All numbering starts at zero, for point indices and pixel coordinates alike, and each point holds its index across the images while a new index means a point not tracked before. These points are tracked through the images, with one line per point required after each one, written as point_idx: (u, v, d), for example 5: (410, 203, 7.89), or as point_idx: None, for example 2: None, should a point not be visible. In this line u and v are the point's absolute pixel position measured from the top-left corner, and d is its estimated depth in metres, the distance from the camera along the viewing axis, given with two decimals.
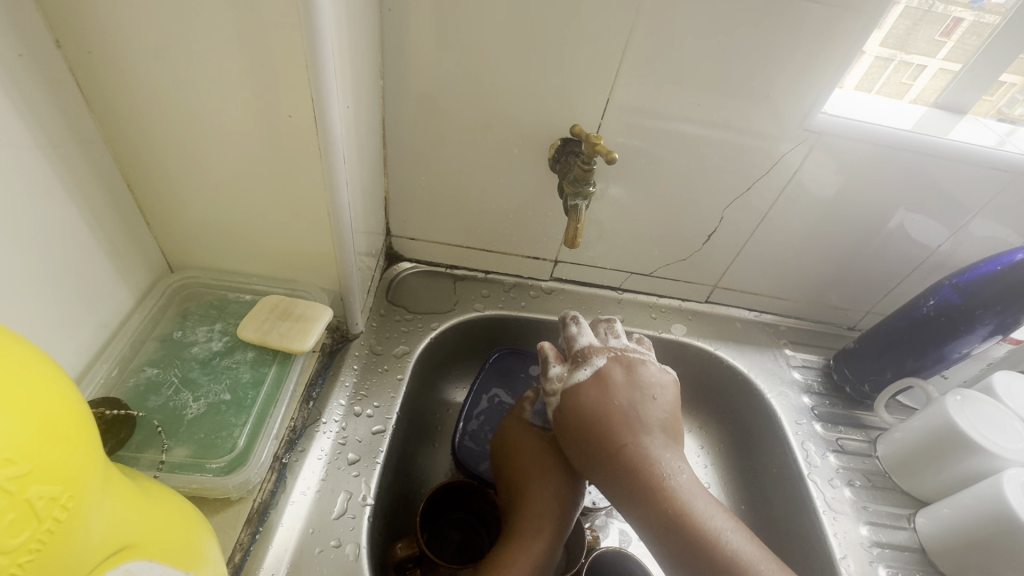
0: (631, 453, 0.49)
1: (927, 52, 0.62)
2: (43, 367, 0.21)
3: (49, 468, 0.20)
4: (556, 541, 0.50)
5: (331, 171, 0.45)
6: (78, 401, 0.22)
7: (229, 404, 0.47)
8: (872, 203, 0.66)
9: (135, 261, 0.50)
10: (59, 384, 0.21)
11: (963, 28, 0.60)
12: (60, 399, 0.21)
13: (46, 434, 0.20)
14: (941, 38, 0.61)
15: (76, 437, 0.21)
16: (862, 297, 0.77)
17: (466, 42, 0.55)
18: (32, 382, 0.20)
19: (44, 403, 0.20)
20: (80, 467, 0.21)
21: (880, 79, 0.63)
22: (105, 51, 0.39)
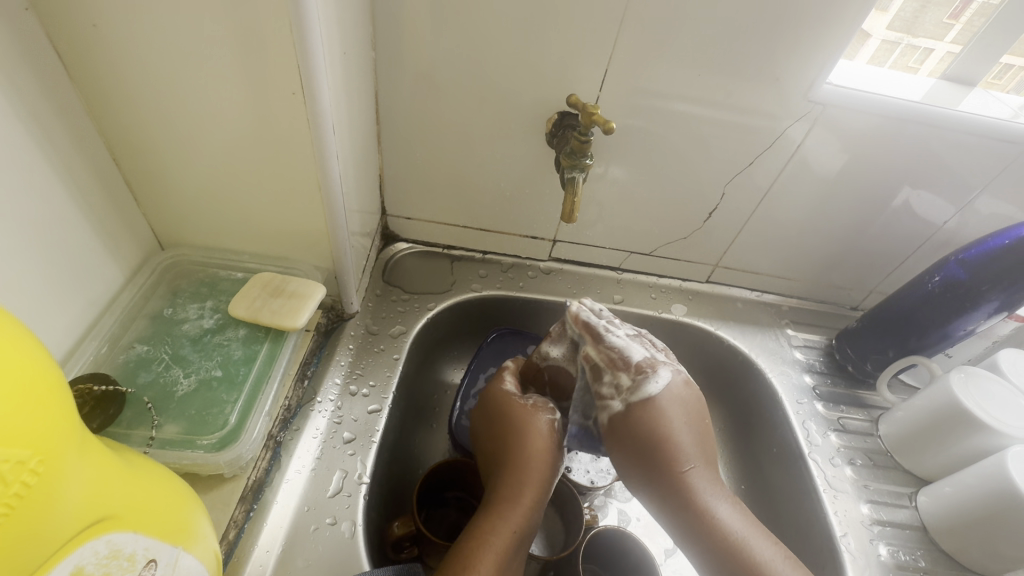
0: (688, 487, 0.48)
1: (935, 35, 0.62)
2: (12, 329, 0.20)
3: (16, 431, 0.19)
4: (536, 510, 0.50)
5: (320, 144, 0.44)
6: (50, 366, 0.22)
7: (221, 380, 0.46)
8: (878, 179, 0.64)
9: (123, 239, 0.49)
10: (28, 347, 0.21)
11: (971, 10, 0.60)
12: (28, 363, 0.20)
13: (15, 396, 0.19)
14: (948, 20, 0.61)
15: (47, 402, 0.20)
16: (865, 276, 0.76)
17: (459, 12, 0.53)
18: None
19: (11, 365, 0.19)
20: (52, 432, 0.21)
21: (888, 62, 0.62)
22: (82, 16, 0.37)
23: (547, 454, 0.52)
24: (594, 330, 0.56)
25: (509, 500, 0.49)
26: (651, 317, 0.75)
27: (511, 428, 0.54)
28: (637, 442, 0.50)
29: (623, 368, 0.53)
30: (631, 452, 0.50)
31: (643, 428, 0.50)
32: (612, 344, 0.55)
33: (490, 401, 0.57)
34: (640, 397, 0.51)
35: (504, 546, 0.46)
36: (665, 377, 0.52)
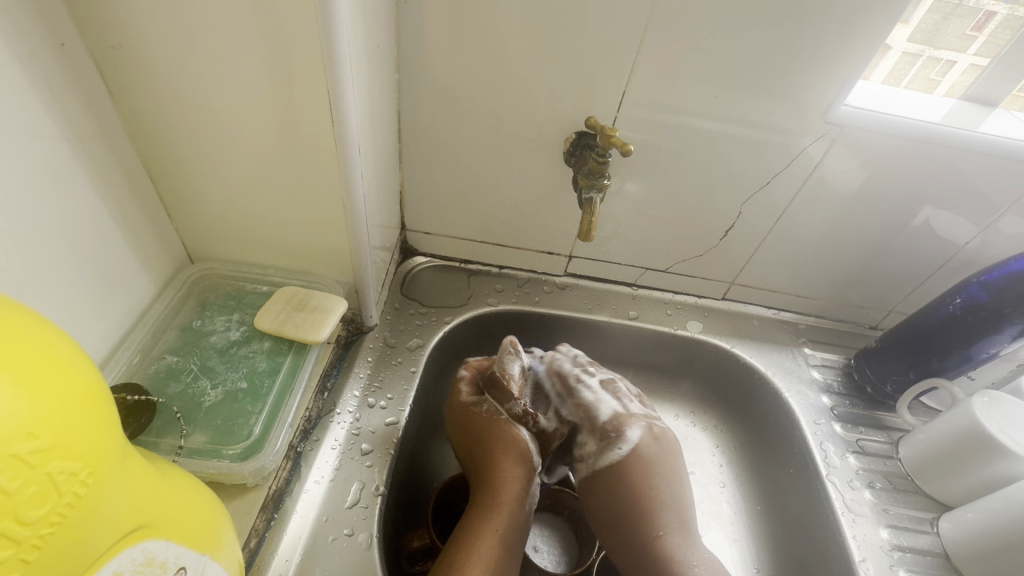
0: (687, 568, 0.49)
1: (957, 47, 0.61)
2: (68, 347, 0.22)
3: (67, 446, 0.20)
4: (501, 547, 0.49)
5: (346, 163, 0.45)
6: (97, 381, 0.23)
7: (246, 392, 0.47)
8: (897, 198, 0.64)
9: (156, 252, 0.51)
10: (80, 364, 0.22)
11: (994, 22, 0.58)
12: (81, 379, 0.21)
13: (67, 413, 0.20)
14: (971, 32, 0.59)
15: (94, 418, 0.22)
16: (885, 295, 0.75)
17: (481, 36, 0.54)
18: (52, 361, 0.20)
19: (68, 381, 0.21)
20: (99, 445, 0.22)
21: (907, 75, 0.61)
22: (127, 45, 0.39)
23: (521, 499, 0.52)
24: (566, 381, 0.60)
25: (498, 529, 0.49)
26: (666, 334, 0.75)
27: (502, 466, 0.53)
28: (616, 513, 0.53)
29: (592, 429, 0.57)
30: (621, 535, 0.52)
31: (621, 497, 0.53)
32: (584, 395, 0.59)
33: (491, 432, 0.55)
34: (609, 460, 0.55)
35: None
36: (635, 436, 0.55)
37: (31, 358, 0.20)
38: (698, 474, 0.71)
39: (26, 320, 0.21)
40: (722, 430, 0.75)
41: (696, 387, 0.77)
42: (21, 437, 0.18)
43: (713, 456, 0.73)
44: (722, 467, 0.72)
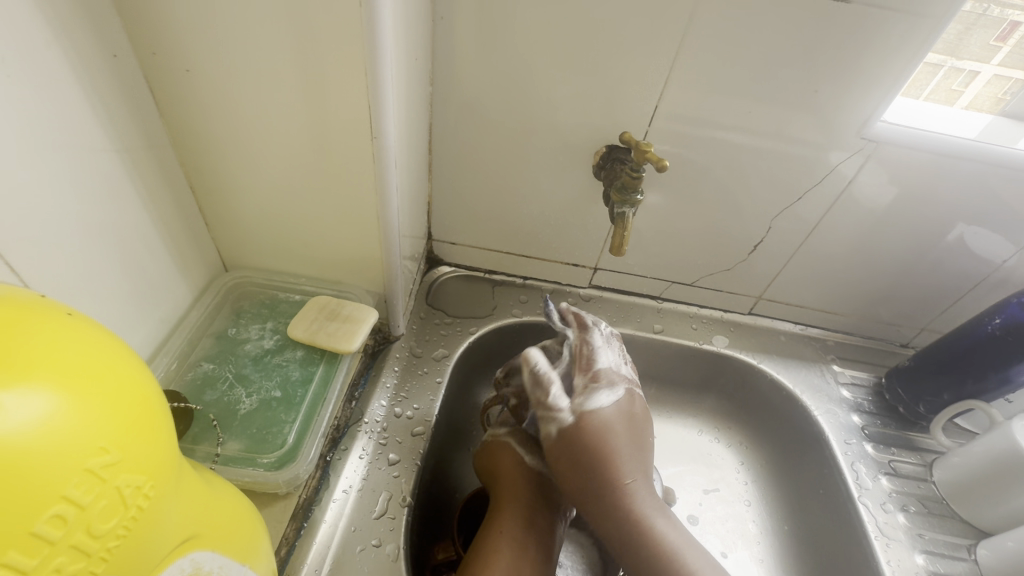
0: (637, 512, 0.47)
1: (980, 57, 0.57)
2: (134, 366, 0.23)
3: (134, 460, 0.22)
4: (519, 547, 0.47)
5: (382, 176, 0.46)
6: (161, 398, 0.25)
7: (279, 400, 0.48)
8: (932, 215, 0.63)
9: (193, 261, 0.52)
10: (144, 382, 0.23)
11: (1020, 32, 0.55)
12: (145, 398, 0.23)
13: (135, 428, 0.22)
14: (995, 42, 0.56)
15: (158, 433, 0.23)
16: (917, 312, 0.74)
17: (513, 51, 0.55)
18: (125, 379, 0.22)
19: (135, 399, 0.22)
20: (162, 458, 0.23)
21: (928, 85, 0.59)
22: (176, 61, 0.41)
23: (539, 501, 0.51)
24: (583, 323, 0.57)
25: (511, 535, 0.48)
26: (691, 348, 0.74)
27: (509, 472, 0.53)
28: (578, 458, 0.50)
29: (584, 367, 0.54)
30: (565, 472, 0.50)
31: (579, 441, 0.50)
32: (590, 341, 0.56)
33: (497, 443, 0.56)
34: (590, 406, 0.51)
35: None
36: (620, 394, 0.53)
37: (109, 376, 0.22)
38: (723, 492, 0.70)
39: (99, 341, 0.22)
40: (747, 448, 0.74)
41: (721, 402, 0.76)
42: (96, 451, 0.20)
43: (739, 473, 0.72)
44: (748, 485, 0.71)
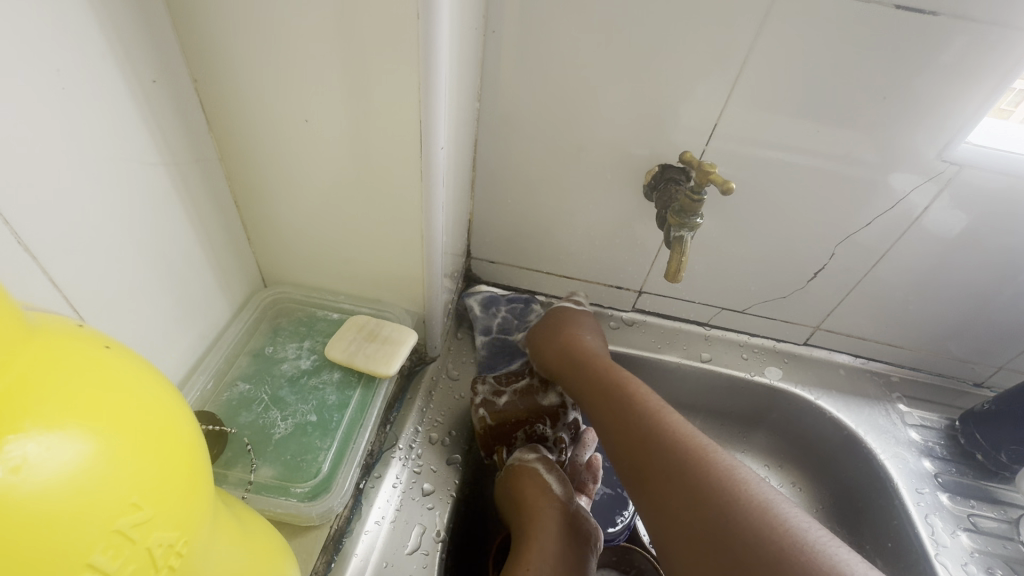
0: (687, 439, 0.45)
1: None
2: (172, 409, 0.23)
3: (164, 517, 0.21)
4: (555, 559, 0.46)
5: (428, 194, 0.44)
6: (197, 438, 0.24)
7: (315, 425, 0.46)
8: (1020, 245, 0.57)
9: (235, 277, 0.51)
10: (182, 427, 0.23)
11: None
12: (182, 445, 0.22)
13: (169, 481, 0.21)
14: None
15: (192, 481, 0.23)
16: (995, 350, 0.67)
17: (565, 65, 0.53)
18: (162, 426, 0.22)
19: (173, 448, 0.22)
20: (194, 507, 0.23)
21: None
22: (227, 74, 0.40)
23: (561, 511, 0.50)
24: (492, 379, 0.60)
25: (542, 562, 0.45)
26: (742, 379, 0.70)
27: (523, 495, 0.51)
28: (603, 406, 0.52)
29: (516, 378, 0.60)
30: (603, 424, 0.51)
31: (602, 391, 0.53)
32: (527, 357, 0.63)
33: (515, 484, 0.52)
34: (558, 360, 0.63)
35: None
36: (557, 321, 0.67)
37: (144, 423, 0.21)
38: None
39: (139, 383, 0.22)
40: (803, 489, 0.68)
41: (773, 440, 0.71)
42: (127, 509, 0.20)
43: None
44: None
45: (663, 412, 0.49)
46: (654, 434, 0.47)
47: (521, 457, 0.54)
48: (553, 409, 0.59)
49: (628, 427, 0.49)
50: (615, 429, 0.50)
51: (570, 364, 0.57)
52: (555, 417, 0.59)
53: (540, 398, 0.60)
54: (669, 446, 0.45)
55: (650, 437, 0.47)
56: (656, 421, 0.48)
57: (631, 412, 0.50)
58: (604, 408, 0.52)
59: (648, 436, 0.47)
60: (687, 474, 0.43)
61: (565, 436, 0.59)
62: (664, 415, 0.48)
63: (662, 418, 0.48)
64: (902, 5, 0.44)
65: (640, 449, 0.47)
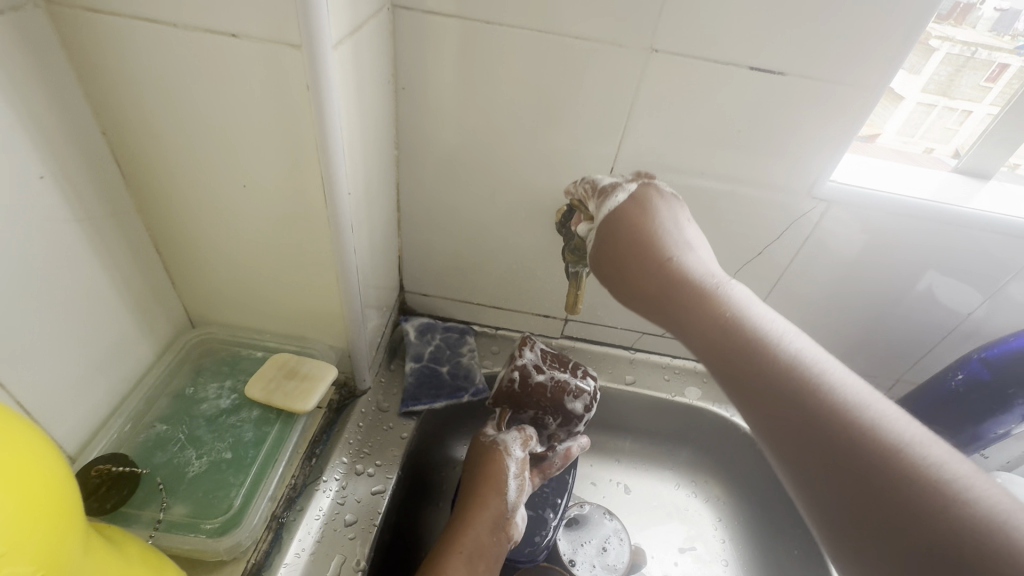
0: (871, 421, 0.32)
1: (971, 97, 0.61)
2: (32, 455, 0.25)
3: (28, 549, 0.23)
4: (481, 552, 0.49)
5: (339, 240, 0.48)
6: (60, 484, 0.26)
7: (230, 462, 0.48)
8: (895, 269, 0.64)
9: (159, 320, 0.53)
10: (43, 470, 0.25)
11: (1008, 73, 0.59)
12: (41, 484, 0.24)
13: (26, 522, 0.23)
14: (986, 83, 0.60)
15: (52, 518, 0.24)
16: (892, 363, 0.74)
17: (474, 115, 0.57)
18: (19, 468, 0.24)
19: (30, 488, 0.24)
20: (54, 548, 0.24)
21: (921, 124, 0.63)
22: (141, 135, 0.43)
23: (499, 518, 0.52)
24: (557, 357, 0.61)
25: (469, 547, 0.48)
26: (664, 400, 0.74)
27: (484, 489, 0.53)
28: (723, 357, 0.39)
29: (559, 365, 0.60)
30: (716, 365, 0.39)
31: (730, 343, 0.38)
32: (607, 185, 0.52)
33: (489, 465, 0.55)
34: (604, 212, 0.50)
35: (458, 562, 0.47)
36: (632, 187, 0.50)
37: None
38: (699, 550, 0.69)
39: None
40: (725, 503, 0.73)
41: (698, 457, 0.75)
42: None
43: (716, 531, 0.71)
44: (725, 543, 0.70)
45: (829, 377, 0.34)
46: (813, 403, 0.33)
47: (506, 442, 0.57)
48: (569, 415, 0.59)
49: (761, 383, 0.36)
50: (743, 387, 0.37)
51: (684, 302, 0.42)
52: (566, 422, 0.60)
53: (568, 400, 0.59)
54: (837, 422, 0.32)
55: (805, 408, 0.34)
56: (817, 390, 0.34)
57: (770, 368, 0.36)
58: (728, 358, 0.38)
59: (800, 403, 0.34)
60: (871, 468, 0.30)
61: (561, 437, 0.61)
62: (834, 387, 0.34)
63: (823, 384, 0.34)
64: (756, 67, 0.50)
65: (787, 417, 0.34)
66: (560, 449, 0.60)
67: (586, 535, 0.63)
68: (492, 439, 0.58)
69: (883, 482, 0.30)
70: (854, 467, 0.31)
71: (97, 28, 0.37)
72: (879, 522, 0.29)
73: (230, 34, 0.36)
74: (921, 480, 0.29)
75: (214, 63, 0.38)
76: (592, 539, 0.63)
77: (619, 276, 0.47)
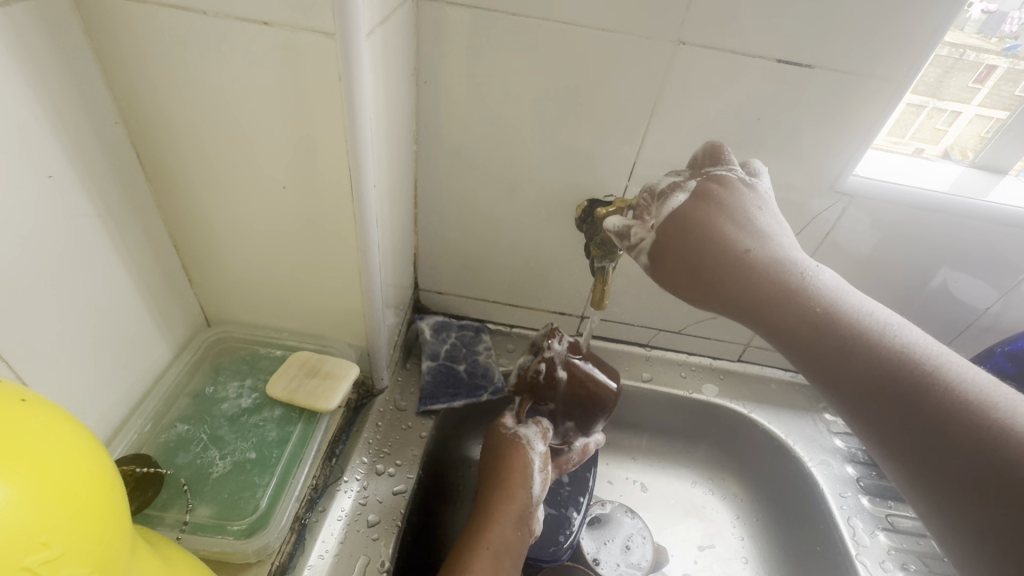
0: (931, 369, 0.33)
1: (961, 99, 0.60)
2: (90, 455, 0.25)
3: (73, 553, 0.22)
4: (509, 540, 0.49)
5: (363, 235, 0.47)
6: (111, 480, 0.26)
7: (254, 463, 0.47)
8: (914, 265, 0.64)
9: (176, 318, 0.52)
10: (96, 469, 0.25)
11: (996, 75, 0.58)
12: (96, 484, 0.24)
13: (78, 521, 0.23)
14: (974, 84, 0.59)
15: (103, 520, 0.24)
16: None
17: (494, 108, 0.56)
18: (76, 468, 0.24)
19: (85, 489, 0.24)
20: (104, 545, 0.24)
21: (912, 125, 0.62)
22: (164, 127, 0.42)
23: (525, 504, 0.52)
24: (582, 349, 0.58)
25: (497, 546, 0.48)
26: (681, 397, 0.73)
27: (508, 480, 0.52)
28: (778, 321, 0.39)
29: (586, 359, 0.57)
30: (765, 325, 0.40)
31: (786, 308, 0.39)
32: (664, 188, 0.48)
33: (512, 457, 0.54)
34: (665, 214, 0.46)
35: (484, 561, 0.46)
36: (693, 186, 0.46)
37: (56, 468, 0.23)
38: (719, 547, 0.68)
39: (58, 430, 0.24)
40: (743, 500, 0.72)
41: (715, 454, 0.75)
42: (35, 547, 0.21)
43: (734, 529, 0.70)
44: (745, 541, 0.69)
45: (887, 331, 0.36)
46: (877, 356, 0.35)
47: (528, 436, 0.56)
48: (590, 414, 0.58)
49: (823, 343, 0.37)
50: (803, 350, 0.38)
51: (731, 274, 0.41)
52: (585, 420, 0.58)
53: (591, 400, 0.57)
54: (904, 370, 0.34)
55: (870, 361, 0.35)
56: (879, 342, 0.35)
57: (831, 328, 0.37)
58: (784, 323, 0.39)
59: (864, 357, 0.35)
60: (943, 409, 0.32)
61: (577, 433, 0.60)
62: (894, 340, 0.35)
63: (885, 338, 0.35)
64: (781, 60, 0.50)
65: (853, 372, 0.35)
66: (577, 445, 0.61)
67: (609, 534, 0.63)
68: (513, 433, 0.56)
69: (957, 421, 0.31)
70: (926, 410, 0.32)
71: (124, 16, 0.36)
72: (955, 459, 0.31)
73: (261, 22, 0.36)
74: (990, 417, 0.30)
75: (243, 53, 0.37)
76: (615, 538, 0.63)
77: (666, 258, 0.45)
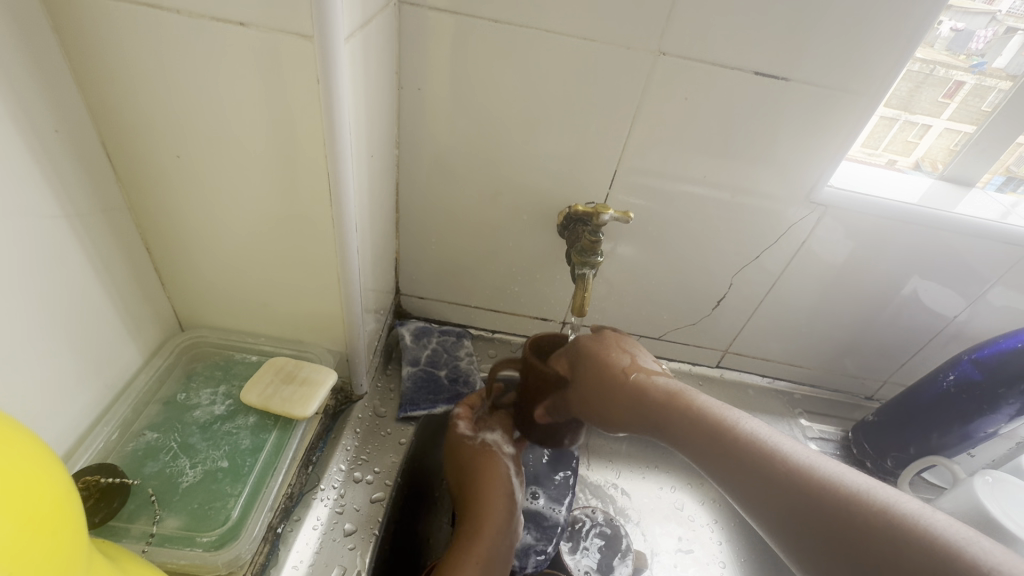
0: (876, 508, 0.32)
1: (931, 113, 0.62)
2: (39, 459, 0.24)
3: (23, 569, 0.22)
4: (489, 554, 0.47)
5: (343, 239, 0.46)
6: (55, 479, 0.24)
7: (226, 472, 0.46)
8: (885, 274, 0.65)
9: (147, 323, 0.50)
10: (45, 474, 0.24)
11: (964, 90, 0.60)
12: (47, 493, 0.24)
13: (27, 534, 0.22)
14: (943, 99, 0.61)
15: (54, 534, 0.23)
16: (880, 365, 0.75)
17: (477, 113, 0.56)
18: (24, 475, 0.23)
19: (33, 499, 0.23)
20: (57, 550, 0.23)
21: (885, 138, 0.64)
22: (136, 127, 0.41)
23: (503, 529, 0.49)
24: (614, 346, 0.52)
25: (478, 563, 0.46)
26: None
27: (485, 494, 0.51)
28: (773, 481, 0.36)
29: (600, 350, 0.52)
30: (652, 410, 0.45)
31: (799, 481, 0.35)
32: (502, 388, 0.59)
33: (483, 468, 0.53)
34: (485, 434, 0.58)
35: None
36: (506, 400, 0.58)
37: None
38: (697, 553, 0.69)
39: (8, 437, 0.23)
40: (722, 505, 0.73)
41: None
42: None
43: (712, 533, 0.71)
44: (722, 546, 0.70)
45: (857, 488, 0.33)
46: (862, 507, 0.32)
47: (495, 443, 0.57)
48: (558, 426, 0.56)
49: (810, 495, 0.34)
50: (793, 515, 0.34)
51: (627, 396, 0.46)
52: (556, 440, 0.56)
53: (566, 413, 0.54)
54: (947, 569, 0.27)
55: (908, 553, 0.29)
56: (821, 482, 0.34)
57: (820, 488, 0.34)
58: (782, 487, 0.35)
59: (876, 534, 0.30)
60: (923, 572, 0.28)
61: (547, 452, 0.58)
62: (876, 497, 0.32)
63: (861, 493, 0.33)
64: (760, 72, 0.51)
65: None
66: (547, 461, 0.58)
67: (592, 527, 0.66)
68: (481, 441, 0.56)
69: None
70: None
71: (97, 14, 0.35)
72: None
73: (237, 22, 0.35)
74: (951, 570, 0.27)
75: (220, 54, 0.37)
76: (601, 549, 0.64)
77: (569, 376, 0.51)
